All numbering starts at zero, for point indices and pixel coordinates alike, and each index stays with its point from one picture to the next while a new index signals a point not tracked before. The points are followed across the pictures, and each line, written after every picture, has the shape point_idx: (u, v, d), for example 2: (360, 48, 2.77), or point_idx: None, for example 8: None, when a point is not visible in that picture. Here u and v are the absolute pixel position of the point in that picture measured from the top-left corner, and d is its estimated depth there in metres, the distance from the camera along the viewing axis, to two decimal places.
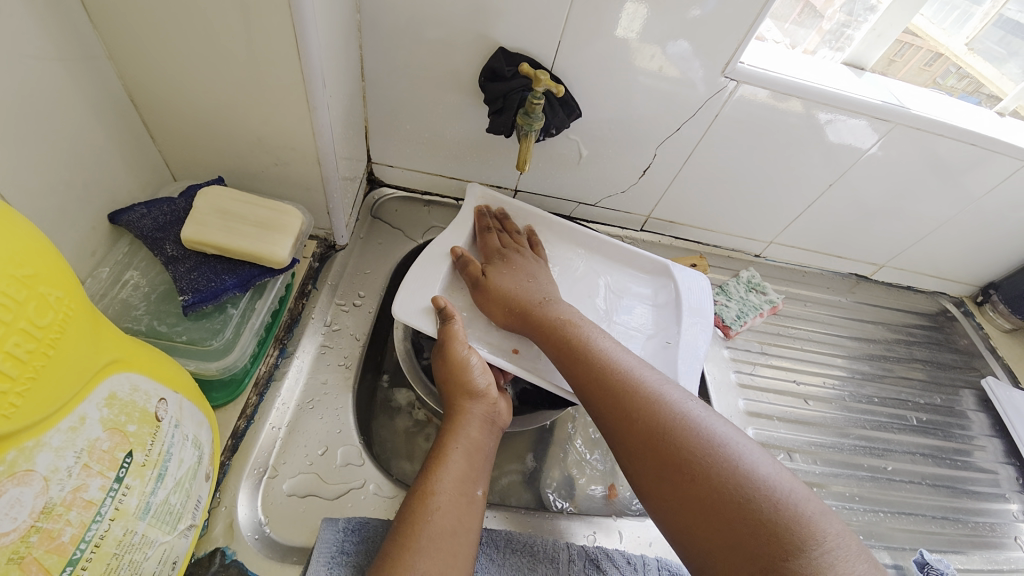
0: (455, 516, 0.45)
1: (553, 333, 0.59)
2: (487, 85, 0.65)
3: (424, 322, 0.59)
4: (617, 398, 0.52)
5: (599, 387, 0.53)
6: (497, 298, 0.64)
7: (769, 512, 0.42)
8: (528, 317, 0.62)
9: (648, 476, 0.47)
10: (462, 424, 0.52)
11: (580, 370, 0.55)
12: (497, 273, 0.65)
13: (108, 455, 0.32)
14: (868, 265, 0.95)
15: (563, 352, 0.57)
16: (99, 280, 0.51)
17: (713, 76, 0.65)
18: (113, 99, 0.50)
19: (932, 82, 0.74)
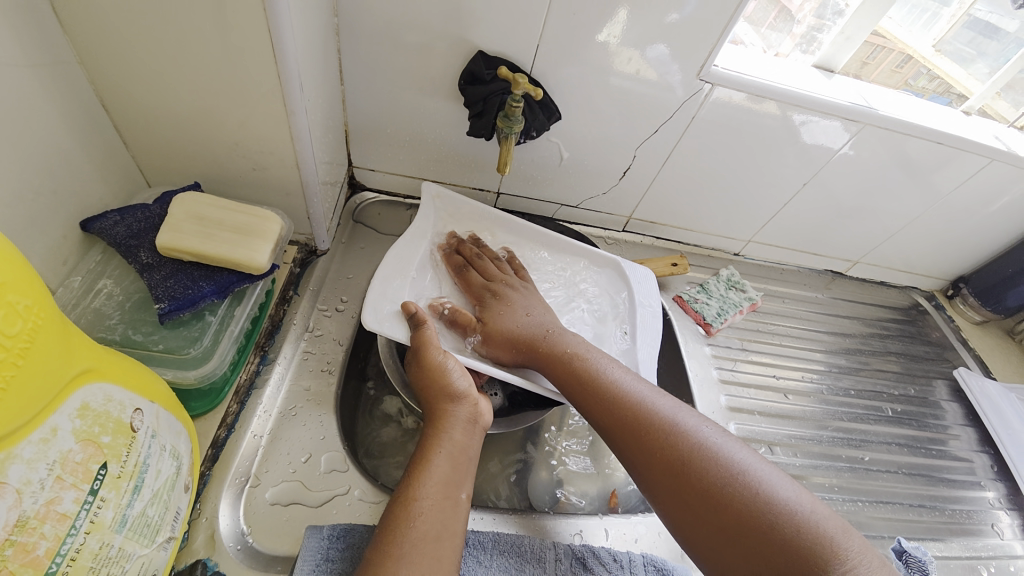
0: (439, 520, 0.45)
1: (563, 359, 0.59)
2: (467, 88, 0.65)
3: (396, 330, 0.58)
4: (635, 425, 0.52)
5: (615, 415, 0.54)
6: (499, 340, 0.63)
7: (794, 534, 0.43)
8: (533, 348, 0.61)
9: (675, 507, 0.48)
10: (449, 430, 0.51)
11: (595, 397, 0.55)
12: (495, 316, 0.64)
13: (82, 467, 0.31)
14: (843, 262, 0.98)
15: (574, 380, 0.57)
16: (71, 290, 0.50)
17: (690, 79, 0.66)
18: (83, 103, 0.49)
19: (904, 84, 0.77)
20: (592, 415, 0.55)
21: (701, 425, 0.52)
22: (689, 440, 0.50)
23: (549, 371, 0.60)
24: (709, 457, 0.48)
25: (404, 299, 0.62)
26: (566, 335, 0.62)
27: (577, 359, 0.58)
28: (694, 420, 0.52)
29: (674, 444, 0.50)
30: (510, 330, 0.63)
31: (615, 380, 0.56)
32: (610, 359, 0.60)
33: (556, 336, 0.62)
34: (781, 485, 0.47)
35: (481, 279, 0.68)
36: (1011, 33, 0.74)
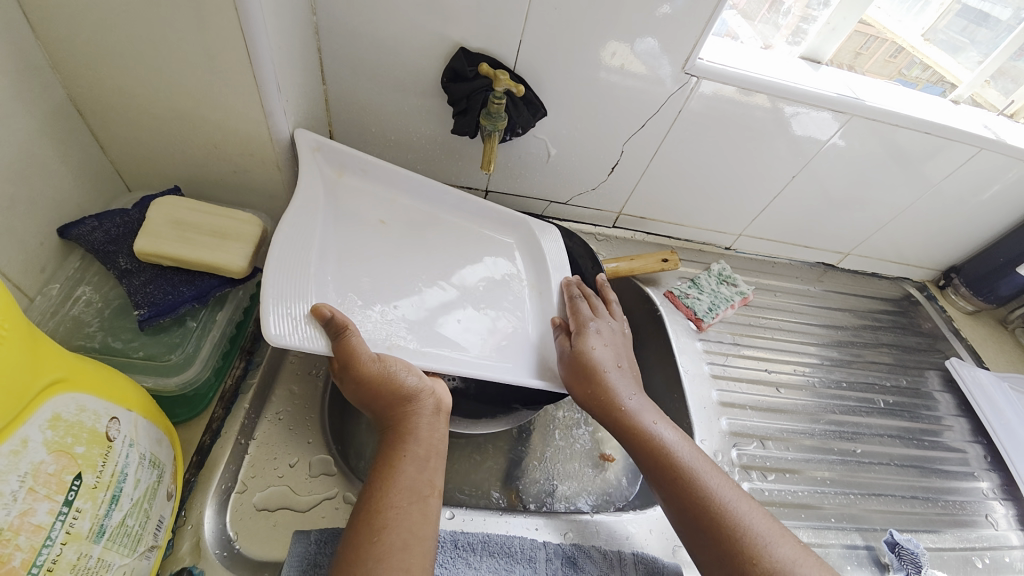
0: (406, 527, 0.44)
1: (647, 447, 0.53)
2: (450, 85, 0.65)
3: (308, 340, 0.48)
4: (724, 543, 0.46)
5: (705, 529, 0.48)
6: (583, 373, 0.58)
7: None
8: (616, 420, 0.56)
9: None
10: (417, 426, 0.50)
11: (682, 501, 0.50)
12: (590, 350, 0.59)
13: (55, 478, 0.30)
14: (834, 254, 0.98)
15: (658, 475, 0.52)
16: (49, 298, 0.48)
17: (676, 72, 0.66)
18: (58, 109, 0.48)
19: (898, 73, 0.77)
20: (675, 516, 0.51)
21: (804, 566, 0.45)
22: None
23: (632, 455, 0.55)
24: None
25: (309, 299, 0.50)
26: (655, 412, 0.57)
27: (664, 451, 0.53)
28: (799, 553, 0.46)
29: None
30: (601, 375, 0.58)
31: (708, 484, 0.50)
32: (703, 453, 0.54)
33: (638, 407, 0.56)
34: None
35: (575, 302, 0.64)
36: (1003, 21, 0.74)
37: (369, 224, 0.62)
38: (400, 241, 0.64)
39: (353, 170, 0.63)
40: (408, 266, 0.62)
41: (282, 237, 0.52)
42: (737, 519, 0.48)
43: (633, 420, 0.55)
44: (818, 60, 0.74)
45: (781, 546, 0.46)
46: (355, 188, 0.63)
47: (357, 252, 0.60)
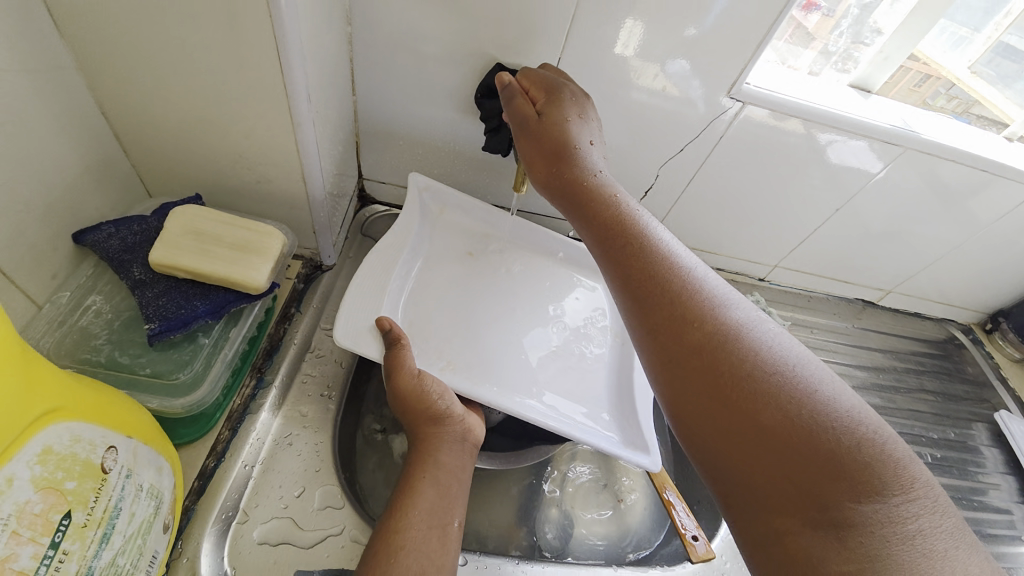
0: (423, 552, 0.41)
1: (633, 264, 0.46)
2: (485, 102, 0.62)
3: (368, 347, 0.52)
4: (676, 313, 0.43)
5: (693, 352, 0.41)
6: (550, 139, 0.52)
7: (843, 447, 0.35)
8: (598, 239, 0.49)
9: (696, 405, 0.40)
10: (441, 451, 0.49)
11: (670, 320, 0.43)
12: (558, 107, 0.52)
13: (41, 519, 0.27)
14: (874, 291, 0.92)
15: (643, 294, 0.44)
16: (59, 307, 0.46)
17: (719, 96, 0.62)
18: (82, 111, 0.46)
19: (921, 103, 0.71)
20: (622, 289, 0.46)
21: (759, 328, 0.42)
22: (790, 397, 0.38)
23: (611, 277, 0.47)
24: (815, 428, 0.36)
25: (378, 313, 0.56)
26: (643, 217, 0.50)
27: (653, 265, 0.45)
28: (804, 366, 0.40)
29: (769, 401, 0.38)
30: (585, 195, 0.51)
31: (702, 301, 0.43)
32: (698, 264, 0.47)
33: (625, 220, 0.49)
34: (904, 476, 0.34)
35: (537, 105, 0.53)
36: None
37: (459, 255, 0.67)
38: (482, 276, 0.67)
39: (456, 208, 0.70)
40: (494, 298, 0.65)
41: (373, 258, 0.59)
42: (734, 335, 0.41)
43: (623, 235, 0.48)
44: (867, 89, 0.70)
45: (783, 361, 0.40)
46: (456, 223, 0.70)
47: (439, 278, 0.65)
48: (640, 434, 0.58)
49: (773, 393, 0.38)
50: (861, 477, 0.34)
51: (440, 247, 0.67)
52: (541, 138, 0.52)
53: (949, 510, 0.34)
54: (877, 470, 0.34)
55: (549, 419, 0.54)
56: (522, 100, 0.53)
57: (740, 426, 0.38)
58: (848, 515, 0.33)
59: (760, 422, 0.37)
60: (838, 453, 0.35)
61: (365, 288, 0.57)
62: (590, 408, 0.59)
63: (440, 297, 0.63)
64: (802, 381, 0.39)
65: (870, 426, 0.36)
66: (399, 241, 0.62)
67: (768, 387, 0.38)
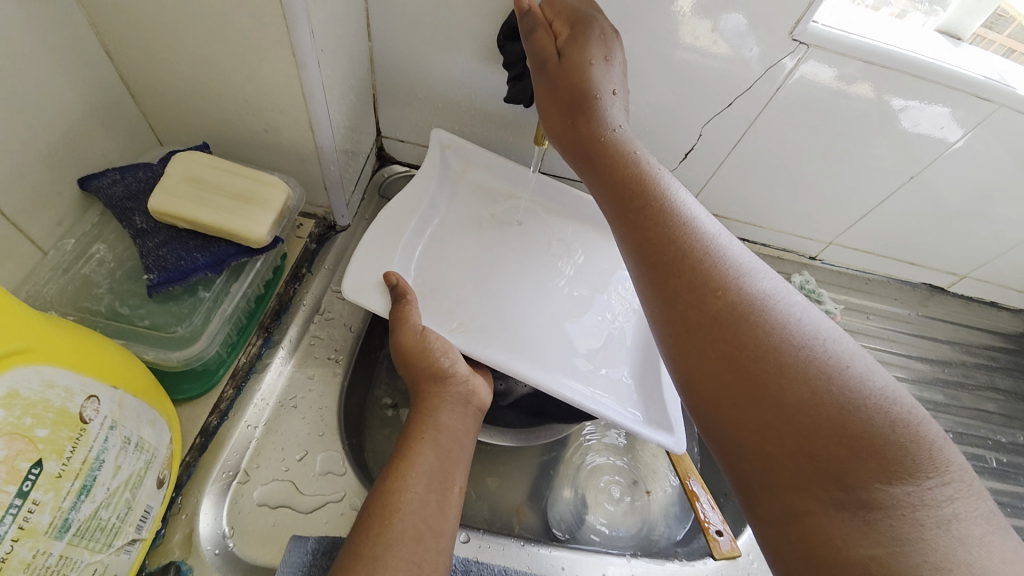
0: (422, 515, 0.38)
1: (643, 214, 0.40)
2: (508, 45, 0.55)
3: (374, 301, 0.50)
4: (692, 273, 0.37)
5: (704, 313, 0.36)
6: (571, 79, 0.46)
7: (874, 424, 0.30)
8: (607, 189, 0.43)
9: (708, 376, 0.35)
10: (442, 411, 0.46)
11: (684, 281, 0.37)
12: (582, 43, 0.46)
13: (4, 466, 0.26)
14: (947, 276, 0.81)
15: (652, 248, 0.39)
16: (63, 253, 0.45)
17: (780, 41, 0.54)
18: (82, 49, 0.44)
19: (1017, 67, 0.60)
20: (632, 247, 0.40)
21: (783, 294, 0.36)
22: (815, 365, 0.32)
23: (618, 229, 0.42)
24: (842, 399, 0.31)
25: (389, 267, 0.53)
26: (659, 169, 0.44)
27: (665, 217, 0.40)
28: (831, 334, 0.34)
29: (792, 369, 0.32)
30: (597, 143, 0.45)
31: (717, 257, 0.38)
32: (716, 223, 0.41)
33: (636, 168, 0.43)
34: (940, 455, 0.30)
35: (559, 44, 0.46)
36: None
37: (479, 218, 0.63)
38: (501, 241, 0.62)
39: (480, 168, 0.65)
40: (513, 263, 0.61)
41: (386, 212, 0.56)
42: (753, 296, 0.36)
43: (636, 186, 0.42)
44: (959, 38, 0.59)
45: (808, 326, 0.35)
46: (478, 183, 0.65)
47: (455, 240, 0.60)
48: (665, 412, 0.52)
49: (799, 363, 0.32)
50: (893, 455, 0.29)
51: (459, 210, 0.63)
52: (558, 87, 0.47)
53: (983, 496, 0.29)
54: (910, 447, 0.29)
55: (567, 387, 0.51)
56: (543, 35, 0.47)
57: (756, 395, 0.32)
58: (874, 496, 0.29)
59: (779, 391, 0.32)
60: (870, 430, 0.30)
61: (375, 247, 0.54)
62: (612, 377, 0.55)
63: (456, 261, 0.59)
64: (829, 348, 0.33)
65: (903, 400, 0.31)
66: (414, 200, 0.59)
67: (791, 354, 0.33)
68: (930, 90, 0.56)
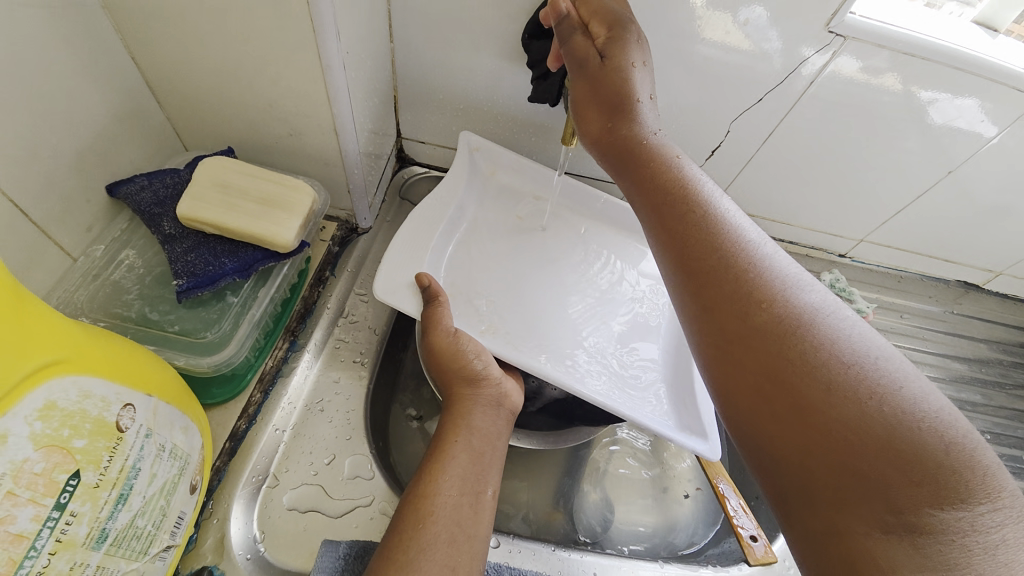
0: (454, 519, 0.38)
1: (679, 220, 0.39)
2: (533, 43, 0.54)
3: (406, 302, 0.49)
4: (731, 282, 0.36)
5: (746, 321, 0.34)
6: (609, 78, 0.45)
7: (925, 447, 0.28)
8: (643, 194, 0.43)
9: (748, 389, 0.34)
10: (473, 413, 0.45)
11: (724, 292, 0.36)
12: (621, 43, 0.45)
13: (43, 479, 0.26)
14: (983, 272, 0.78)
15: (691, 254, 0.38)
16: (93, 260, 0.46)
17: (814, 33, 0.52)
18: (110, 56, 0.44)
19: None
20: (670, 255, 0.39)
21: (831, 306, 0.35)
22: (864, 377, 0.31)
23: (655, 236, 0.41)
24: (893, 417, 0.29)
25: (419, 268, 0.52)
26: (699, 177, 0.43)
27: (704, 223, 0.39)
28: (882, 349, 0.32)
29: (838, 380, 0.31)
30: (635, 148, 0.44)
31: (761, 266, 0.36)
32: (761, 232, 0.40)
33: (672, 173, 0.42)
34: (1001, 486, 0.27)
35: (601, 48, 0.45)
36: None
37: (506, 219, 0.62)
38: (526, 243, 0.61)
39: (508, 168, 0.64)
40: (539, 265, 0.60)
41: (415, 215, 0.56)
42: (799, 307, 0.34)
43: (674, 194, 0.41)
44: (993, 29, 0.55)
45: (857, 340, 0.33)
46: (506, 184, 0.64)
47: (482, 242, 0.60)
48: (697, 416, 0.51)
49: (845, 378, 0.31)
50: (946, 476, 0.27)
51: (486, 211, 0.62)
52: (598, 85, 0.45)
53: None
54: (963, 471, 0.27)
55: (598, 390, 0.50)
56: (582, 37, 0.46)
57: (799, 409, 0.31)
58: (920, 519, 0.27)
59: (825, 403, 0.30)
60: (920, 451, 0.28)
61: (406, 248, 0.53)
62: (644, 382, 0.54)
63: (482, 263, 0.58)
64: (879, 364, 0.31)
65: (957, 420, 0.29)
66: (444, 201, 0.58)
67: (839, 367, 0.31)
68: (969, 83, 0.53)
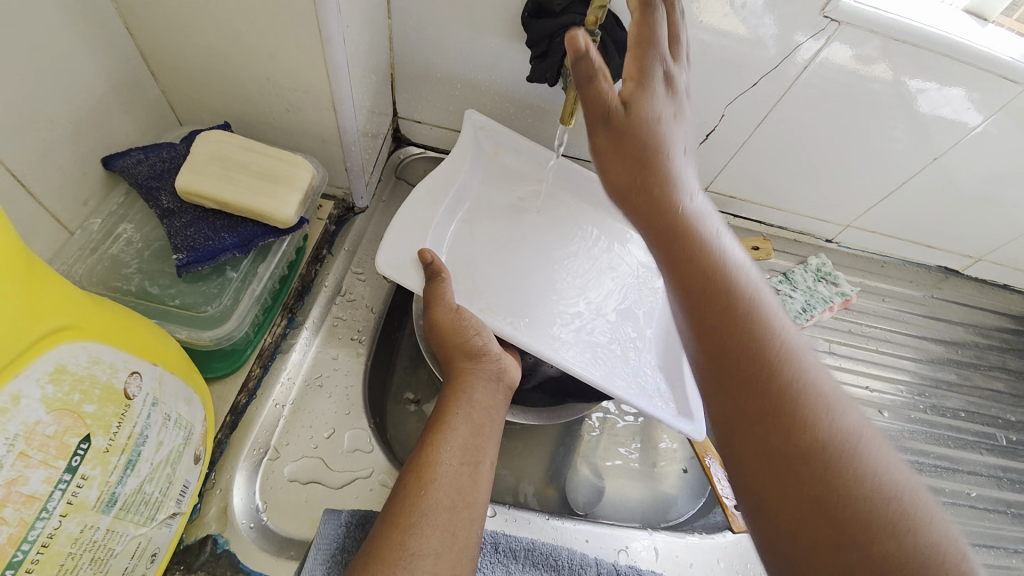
0: (455, 487, 0.40)
1: (692, 272, 0.38)
2: (531, 22, 0.54)
3: (408, 277, 0.50)
4: (743, 351, 0.35)
5: (756, 386, 0.34)
6: (625, 123, 0.40)
7: (919, 542, 0.29)
8: (658, 239, 0.40)
9: (752, 466, 0.33)
10: (473, 387, 0.46)
11: (735, 359, 0.35)
12: (638, 72, 0.40)
13: (54, 442, 0.26)
14: (963, 258, 0.80)
15: (705, 314, 0.37)
16: (90, 234, 0.45)
17: (809, 17, 0.52)
18: (103, 24, 0.43)
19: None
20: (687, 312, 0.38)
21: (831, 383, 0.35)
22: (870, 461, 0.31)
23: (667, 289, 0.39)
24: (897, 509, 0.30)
25: (422, 244, 0.53)
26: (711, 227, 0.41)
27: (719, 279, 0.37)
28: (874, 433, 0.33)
29: (839, 465, 0.31)
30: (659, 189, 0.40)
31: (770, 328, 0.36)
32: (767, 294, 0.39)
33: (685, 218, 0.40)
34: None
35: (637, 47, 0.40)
36: None
37: (504, 199, 0.62)
38: (523, 224, 0.62)
39: (512, 151, 0.64)
40: (536, 245, 0.60)
41: (418, 193, 0.56)
42: (802, 374, 0.34)
43: (689, 247, 0.39)
44: (982, 18, 0.56)
45: (857, 424, 0.33)
46: (509, 165, 0.64)
47: (481, 222, 0.60)
48: (687, 396, 0.53)
49: (844, 461, 0.31)
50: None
51: (486, 191, 0.62)
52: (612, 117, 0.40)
53: None
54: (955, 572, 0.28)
55: (595, 371, 0.52)
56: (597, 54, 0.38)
57: (804, 493, 0.31)
58: None
59: (828, 488, 0.30)
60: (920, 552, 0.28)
61: (409, 224, 0.53)
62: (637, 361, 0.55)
63: (479, 243, 0.58)
64: (870, 448, 0.32)
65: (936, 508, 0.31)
66: (446, 179, 0.58)
67: (838, 451, 0.31)
68: (957, 70, 0.55)
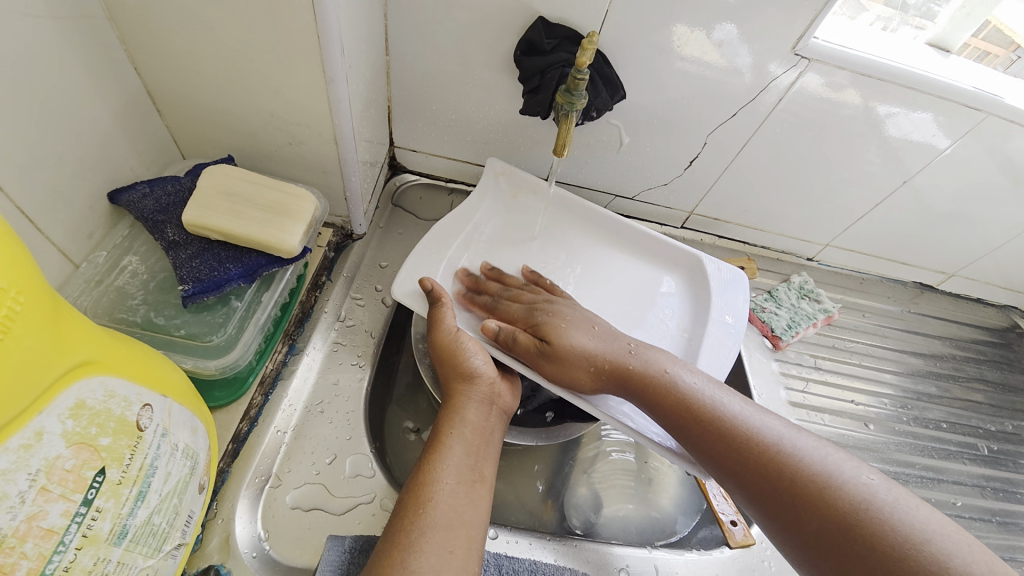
0: (453, 507, 0.40)
1: (703, 440, 0.44)
2: (523, 59, 0.58)
3: (414, 303, 0.53)
4: (679, 410, 0.46)
5: (742, 458, 0.42)
6: (570, 359, 0.50)
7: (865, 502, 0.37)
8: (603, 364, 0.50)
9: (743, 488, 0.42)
10: (466, 407, 0.47)
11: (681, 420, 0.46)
12: (552, 330, 0.51)
13: (73, 476, 0.27)
14: (936, 273, 0.84)
15: (732, 468, 0.42)
16: (95, 266, 0.46)
17: (781, 54, 0.56)
18: (114, 65, 0.45)
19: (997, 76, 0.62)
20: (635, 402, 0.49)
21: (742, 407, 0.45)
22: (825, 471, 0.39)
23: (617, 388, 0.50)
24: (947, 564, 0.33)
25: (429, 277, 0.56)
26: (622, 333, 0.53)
27: (724, 425, 0.44)
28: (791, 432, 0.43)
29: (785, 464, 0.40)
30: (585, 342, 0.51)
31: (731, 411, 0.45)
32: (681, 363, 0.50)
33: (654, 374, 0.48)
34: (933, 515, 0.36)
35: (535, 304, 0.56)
36: None
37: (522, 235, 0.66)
38: (540, 256, 0.65)
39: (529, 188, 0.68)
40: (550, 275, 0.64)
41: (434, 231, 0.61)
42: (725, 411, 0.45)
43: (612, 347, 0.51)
44: (947, 49, 0.61)
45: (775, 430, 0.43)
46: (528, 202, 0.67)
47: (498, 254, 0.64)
48: None
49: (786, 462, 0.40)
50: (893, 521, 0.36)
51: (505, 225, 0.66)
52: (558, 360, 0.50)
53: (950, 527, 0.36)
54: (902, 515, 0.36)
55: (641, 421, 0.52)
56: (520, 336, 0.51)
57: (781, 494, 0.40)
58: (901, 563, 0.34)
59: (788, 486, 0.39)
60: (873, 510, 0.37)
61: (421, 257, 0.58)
62: None
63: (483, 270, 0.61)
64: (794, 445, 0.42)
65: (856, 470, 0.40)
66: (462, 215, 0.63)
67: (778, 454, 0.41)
68: (920, 100, 0.59)
